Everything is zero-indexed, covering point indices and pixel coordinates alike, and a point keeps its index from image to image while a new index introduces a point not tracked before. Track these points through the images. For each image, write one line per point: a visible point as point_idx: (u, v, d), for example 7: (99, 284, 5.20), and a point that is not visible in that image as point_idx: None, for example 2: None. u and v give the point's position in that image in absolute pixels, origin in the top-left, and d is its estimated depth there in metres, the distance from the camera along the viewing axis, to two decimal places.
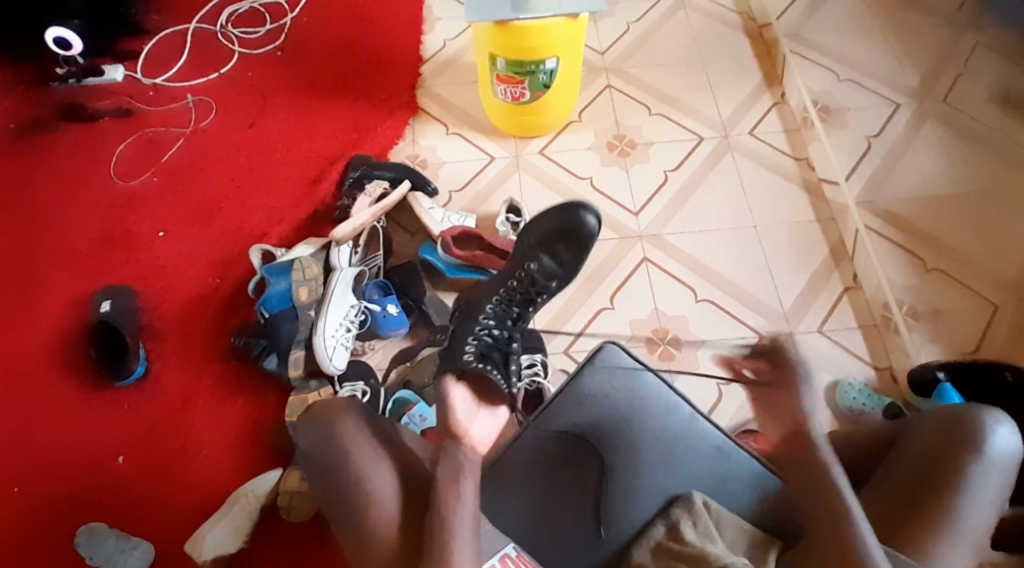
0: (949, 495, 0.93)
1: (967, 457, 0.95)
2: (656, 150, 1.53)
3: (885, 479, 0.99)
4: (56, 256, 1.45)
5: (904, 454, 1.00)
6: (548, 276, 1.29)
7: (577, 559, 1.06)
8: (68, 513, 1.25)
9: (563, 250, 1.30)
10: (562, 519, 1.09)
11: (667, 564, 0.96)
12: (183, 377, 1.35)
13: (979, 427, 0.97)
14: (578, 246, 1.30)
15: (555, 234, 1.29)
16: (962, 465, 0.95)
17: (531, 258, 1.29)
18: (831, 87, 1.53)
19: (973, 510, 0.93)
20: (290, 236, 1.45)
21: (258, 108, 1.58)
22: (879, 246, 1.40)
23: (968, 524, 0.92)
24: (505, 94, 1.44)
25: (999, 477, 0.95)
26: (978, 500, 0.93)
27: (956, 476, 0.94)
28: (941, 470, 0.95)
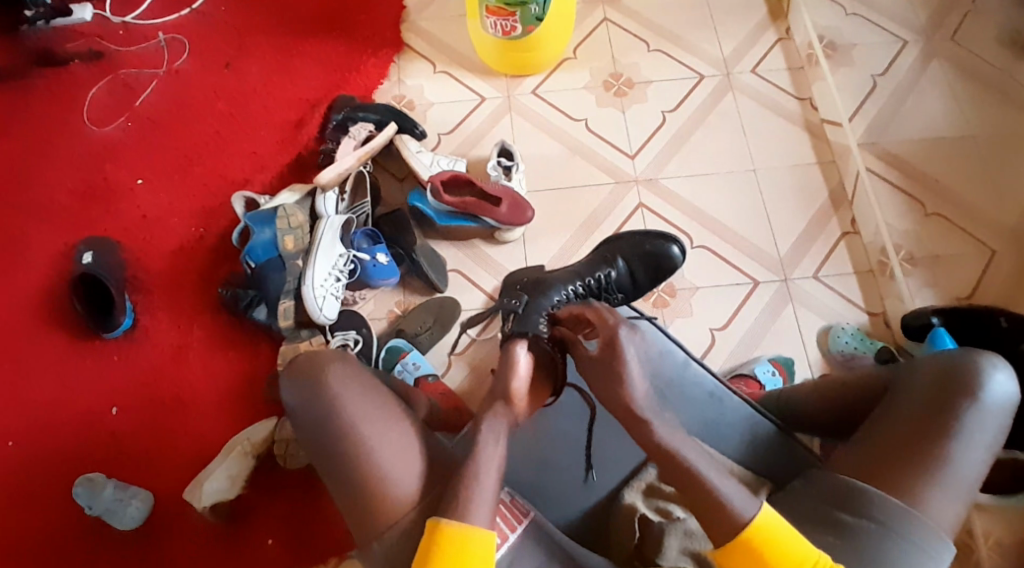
0: (943, 442, 0.93)
1: (962, 403, 0.94)
2: (654, 90, 1.47)
3: (877, 425, 0.98)
4: (32, 209, 1.40)
5: (896, 400, 0.98)
6: (619, 287, 1.28)
7: (568, 502, 1.14)
8: (65, 467, 1.25)
9: (641, 268, 1.29)
10: (556, 465, 1.16)
11: (661, 505, 1.07)
12: (172, 330, 1.33)
13: (974, 374, 0.96)
14: (658, 277, 1.29)
15: (649, 256, 1.29)
16: (956, 410, 0.94)
17: (609, 264, 1.28)
18: (838, 22, 1.48)
19: (966, 453, 0.92)
20: (273, 183, 1.40)
21: (233, 46, 1.50)
22: (879, 187, 1.37)
23: (959, 471, 0.92)
24: (495, 28, 1.37)
25: (994, 421, 0.94)
26: (972, 443, 0.93)
27: (950, 421, 0.94)
28: (936, 415, 0.94)
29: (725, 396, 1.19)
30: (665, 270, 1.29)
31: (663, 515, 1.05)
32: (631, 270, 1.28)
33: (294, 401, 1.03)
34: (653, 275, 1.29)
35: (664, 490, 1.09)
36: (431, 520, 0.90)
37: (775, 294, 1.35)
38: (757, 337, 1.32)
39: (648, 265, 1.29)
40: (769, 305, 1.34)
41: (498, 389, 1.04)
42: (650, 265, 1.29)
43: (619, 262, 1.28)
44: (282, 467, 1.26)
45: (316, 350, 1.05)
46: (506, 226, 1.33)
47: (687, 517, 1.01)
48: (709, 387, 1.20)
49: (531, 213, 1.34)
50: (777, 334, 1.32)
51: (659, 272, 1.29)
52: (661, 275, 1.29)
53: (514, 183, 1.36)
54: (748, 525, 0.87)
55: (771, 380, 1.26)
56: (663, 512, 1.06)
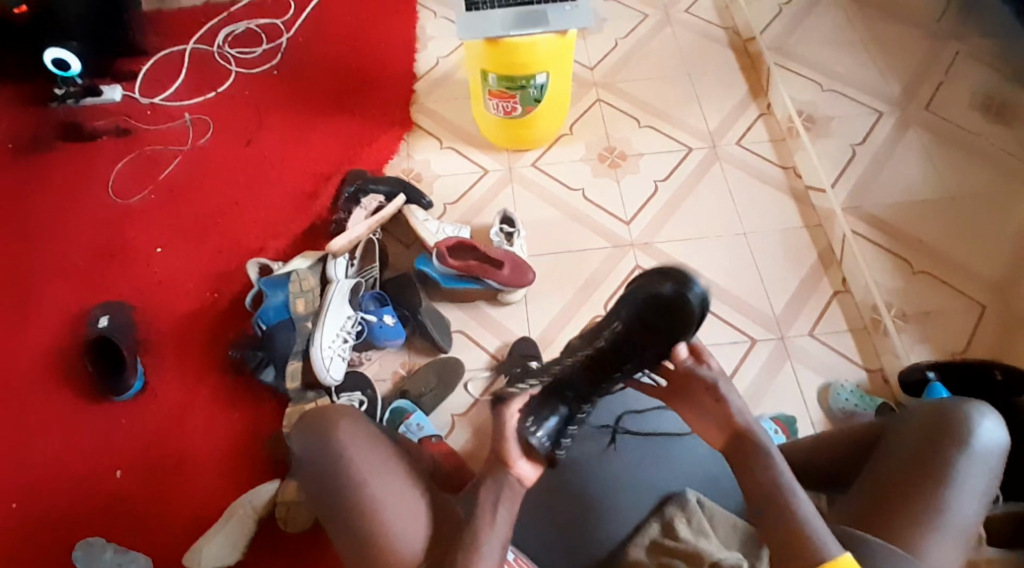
0: (936, 489, 0.93)
1: (953, 450, 0.95)
2: (646, 161, 1.56)
3: (872, 476, 0.99)
4: (54, 273, 1.46)
5: (889, 450, 0.99)
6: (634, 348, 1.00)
7: (580, 556, 1.08)
8: (64, 528, 1.24)
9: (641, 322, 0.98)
10: (566, 521, 1.11)
11: (664, 560, 0.98)
12: (181, 390, 1.35)
13: (963, 421, 0.97)
14: (671, 320, 0.96)
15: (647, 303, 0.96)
16: (948, 457, 0.95)
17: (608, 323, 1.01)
18: (816, 97, 1.60)
19: (960, 502, 0.92)
20: (286, 250, 1.47)
21: (255, 126, 1.61)
22: (866, 249, 1.42)
23: (955, 517, 0.92)
24: (497, 109, 1.48)
25: (986, 468, 0.94)
26: (964, 493, 0.93)
27: (942, 468, 0.94)
28: (928, 464, 0.95)
29: (726, 452, 1.17)
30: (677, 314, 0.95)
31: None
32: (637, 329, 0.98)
33: (304, 453, 1.04)
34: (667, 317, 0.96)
35: (667, 543, 1.00)
36: None
37: (773, 352, 1.37)
38: (758, 396, 1.33)
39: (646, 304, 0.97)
40: (766, 362, 1.36)
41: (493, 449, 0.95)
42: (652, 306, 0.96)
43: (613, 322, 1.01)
44: (283, 532, 1.25)
45: (324, 405, 1.06)
46: (508, 288, 1.38)
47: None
48: (710, 446, 1.18)
49: (532, 274, 1.39)
50: (778, 393, 1.34)
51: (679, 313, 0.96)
52: (673, 320, 0.96)
53: (516, 247, 1.42)
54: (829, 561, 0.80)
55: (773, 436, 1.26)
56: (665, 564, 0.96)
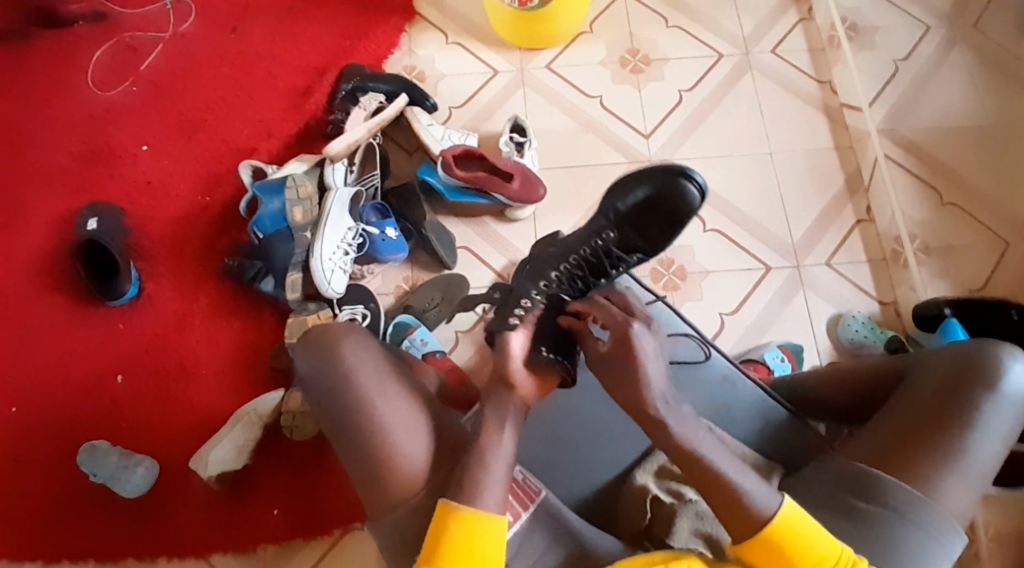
0: (958, 431, 0.90)
1: (979, 392, 0.92)
2: (671, 68, 1.44)
3: (890, 411, 0.96)
4: (36, 172, 1.38)
5: (910, 387, 0.96)
6: (628, 249, 1.18)
7: (585, 477, 1.11)
8: (70, 432, 1.25)
9: (638, 224, 1.17)
10: (572, 448, 1.13)
11: (672, 486, 1.03)
12: (178, 298, 1.32)
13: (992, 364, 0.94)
14: (671, 223, 1.16)
15: (648, 205, 1.16)
16: (974, 400, 0.91)
17: (604, 229, 1.17)
18: (863, 3, 1.45)
19: (982, 445, 0.90)
20: (281, 153, 1.38)
21: (242, 10, 1.47)
22: (897, 175, 1.35)
23: (974, 461, 0.90)
24: (511, 0, 1.32)
25: (1010, 411, 0.92)
26: (987, 435, 0.91)
27: (966, 410, 0.91)
28: (953, 404, 0.92)
29: (738, 380, 1.17)
30: (680, 212, 1.15)
31: (676, 496, 1.01)
32: (641, 231, 1.17)
33: (307, 370, 1.01)
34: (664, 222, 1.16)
35: (674, 470, 1.05)
36: (442, 503, 0.87)
37: (785, 281, 1.33)
38: (768, 321, 1.31)
39: (645, 205, 1.16)
40: (778, 292, 1.33)
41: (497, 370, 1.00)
42: (651, 208, 1.16)
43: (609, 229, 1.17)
44: (289, 438, 1.26)
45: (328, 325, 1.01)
46: (517, 202, 1.31)
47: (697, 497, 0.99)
48: (722, 370, 1.18)
49: (543, 190, 1.32)
50: (785, 320, 1.31)
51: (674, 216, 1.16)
52: (675, 220, 1.16)
53: (526, 159, 1.34)
54: (769, 522, 0.82)
55: (780, 366, 1.25)
56: (673, 491, 1.02)
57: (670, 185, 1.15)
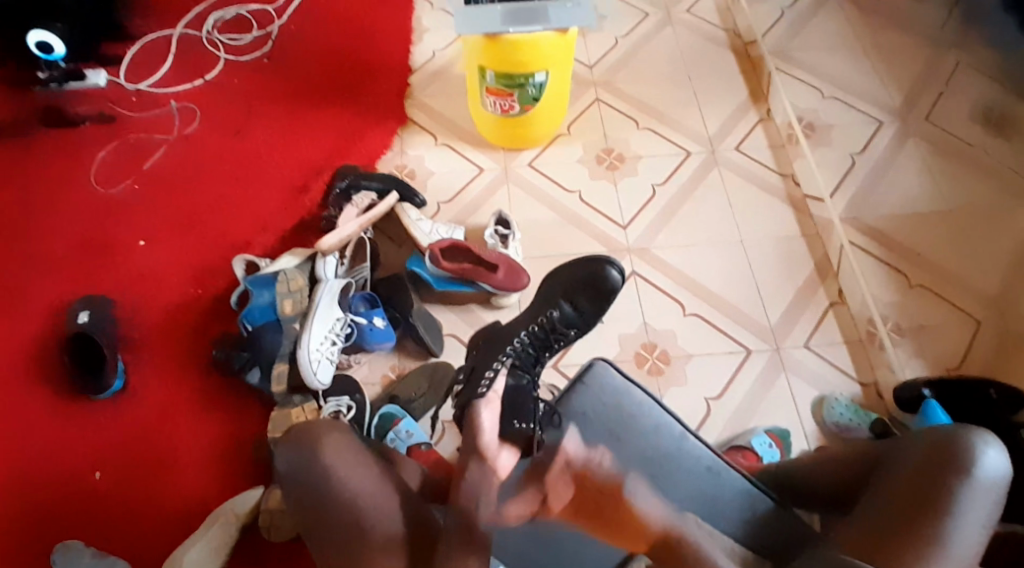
0: (937, 520, 0.90)
1: (955, 480, 0.92)
2: (644, 164, 1.53)
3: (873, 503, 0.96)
4: (32, 264, 1.41)
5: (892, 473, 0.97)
6: (569, 325, 1.26)
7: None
8: (40, 529, 1.20)
9: (580, 299, 1.27)
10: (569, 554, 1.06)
11: None
12: (163, 390, 1.31)
13: (966, 451, 0.94)
14: (602, 301, 1.28)
15: (580, 284, 1.27)
16: (949, 489, 0.92)
17: (551, 304, 1.26)
18: (817, 104, 1.58)
19: (962, 531, 0.90)
20: (274, 247, 1.43)
21: (243, 116, 1.56)
22: (863, 260, 1.42)
23: (958, 549, 0.89)
24: (494, 106, 1.44)
25: (988, 499, 0.92)
26: (965, 522, 0.90)
27: (944, 497, 0.91)
28: (932, 493, 0.92)
29: (722, 470, 1.12)
30: (607, 294, 1.27)
31: None
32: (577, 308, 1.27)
33: (289, 471, 0.98)
34: (599, 303, 1.27)
35: None
36: None
37: (768, 364, 1.35)
38: (752, 408, 1.32)
39: (579, 286, 1.27)
40: (761, 374, 1.34)
41: (469, 447, 1.06)
42: (585, 289, 1.27)
43: (562, 301, 1.26)
44: (266, 539, 1.21)
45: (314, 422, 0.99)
46: (502, 291, 1.35)
47: None
48: (706, 460, 1.13)
49: (526, 278, 1.36)
50: (771, 404, 1.32)
51: (603, 295, 1.27)
52: (605, 298, 1.27)
53: (511, 250, 1.39)
54: None
55: (768, 452, 1.24)
56: None
57: (596, 269, 1.27)
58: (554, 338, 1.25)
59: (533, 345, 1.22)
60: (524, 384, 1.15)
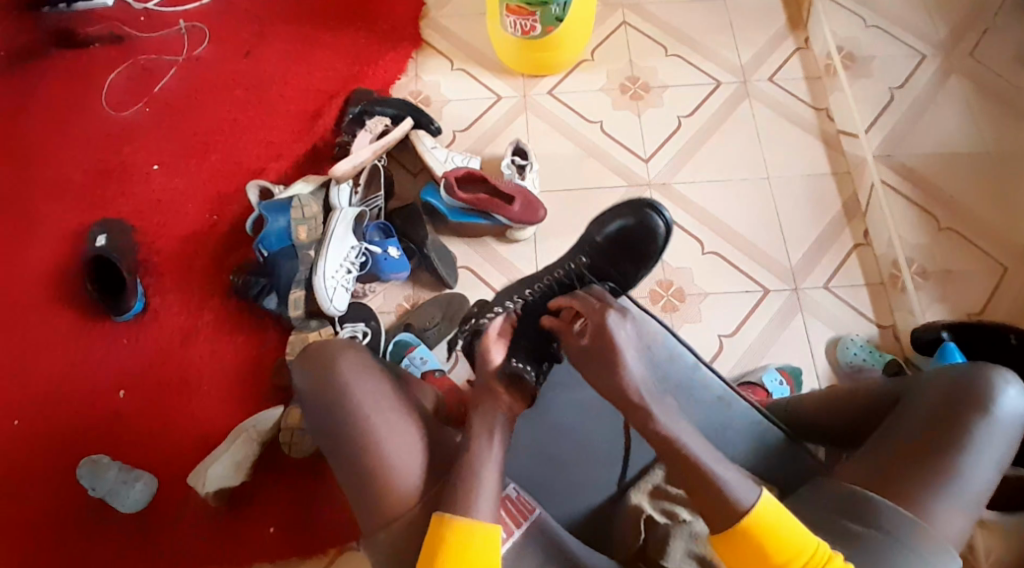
0: (949, 455, 0.88)
1: (972, 417, 0.90)
2: (670, 94, 1.47)
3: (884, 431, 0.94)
4: (49, 189, 1.41)
5: (907, 405, 0.95)
6: (600, 279, 1.18)
7: (578, 494, 1.03)
8: (69, 446, 1.25)
9: (615, 253, 1.18)
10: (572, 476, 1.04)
11: (666, 505, 0.97)
12: (181, 315, 1.33)
13: (987, 389, 0.92)
14: (640, 260, 1.17)
15: (619, 237, 1.18)
16: (966, 424, 0.90)
17: (583, 255, 1.20)
18: (860, 34, 1.46)
19: (974, 468, 0.88)
20: (288, 174, 1.41)
21: (255, 35, 1.52)
22: (894, 200, 1.36)
23: (966, 483, 0.88)
24: (514, 27, 1.38)
25: (1004, 440, 0.90)
26: (979, 461, 0.89)
27: (963, 437, 0.89)
28: (946, 428, 0.90)
29: (731, 400, 1.10)
30: (645, 246, 1.16)
31: (669, 516, 0.95)
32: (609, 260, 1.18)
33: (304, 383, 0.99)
34: (635, 257, 1.17)
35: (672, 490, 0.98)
36: (436, 516, 0.85)
37: (785, 303, 1.33)
38: (767, 349, 1.30)
39: (617, 236, 1.18)
40: (778, 313, 1.33)
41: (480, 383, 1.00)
42: (623, 241, 1.17)
43: (595, 253, 1.19)
44: (287, 456, 1.25)
45: (324, 342, 0.99)
46: (517, 224, 1.33)
47: (692, 517, 0.93)
48: (716, 390, 1.11)
49: (543, 212, 1.34)
50: (786, 346, 1.31)
51: (643, 250, 1.17)
52: (644, 253, 1.17)
53: (527, 181, 1.36)
54: (750, 512, 0.81)
55: (778, 388, 1.24)
56: (668, 512, 0.96)
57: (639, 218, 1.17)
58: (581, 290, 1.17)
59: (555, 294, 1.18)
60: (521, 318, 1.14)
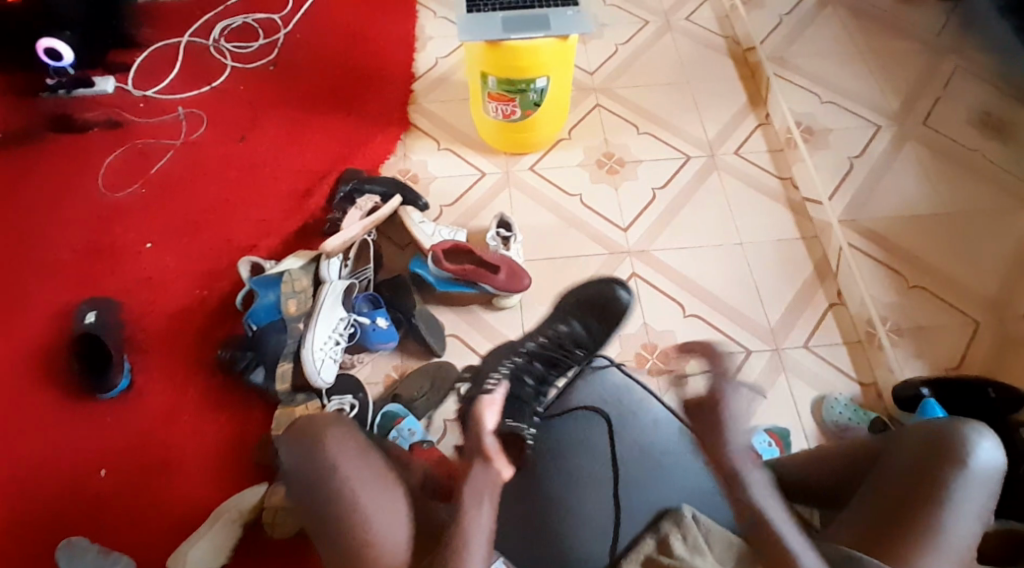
0: (932, 507, 0.91)
1: (947, 470, 0.93)
2: (643, 168, 1.55)
3: (868, 491, 0.97)
4: (41, 267, 1.43)
5: (885, 463, 0.98)
6: (578, 343, 1.32)
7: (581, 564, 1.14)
8: (45, 526, 1.21)
9: (590, 319, 1.35)
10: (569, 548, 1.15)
11: None
12: (169, 390, 1.33)
13: (957, 442, 0.94)
14: (609, 324, 1.36)
15: (585, 305, 1.36)
16: (943, 477, 0.92)
17: (562, 322, 1.34)
18: (815, 109, 1.60)
19: (958, 521, 0.90)
20: (279, 249, 1.45)
21: (250, 122, 1.59)
22: (862, 262, 1.42)
23: (952, 536, 0.89)
24: (496, 112, 1.46)
25: (983, 491, 0.92)
26: (962, 513, 0.90)
27: (939, 491, 0.91)
28: (924, 483, 0.93)
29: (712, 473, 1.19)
30: (613, 314, 1.36)
31: None
32: (584, 326, 1.33)
33: (293, 462, 0.99)
34: (604, 323, 1.35)
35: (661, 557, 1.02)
36: None
37: (767, 364, 1.35)
38: (754, 406, 1.32)
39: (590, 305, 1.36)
40: (761, 373, 1.34)
41: (473, 449, 1.11)
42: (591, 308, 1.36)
43: (571, 320, 1.34)
44: (270, 536, 1.21)
45: (314, 417, 1.01)
46: (504, 292, 1.37)
47: None
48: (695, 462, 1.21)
49: (528, 280, 1.37)
50: (773, 404, 1.32)
51: (609, 317, 1.36)
52: (611, 320, 1.36)
53: (512, 252, 1.40)
54: None
55: (768, 450, 1.23)
56: None
57: (603, 290, 1.38)
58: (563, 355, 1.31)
59: (539, 360, 1.29)
60: (526, 388, 1.25)
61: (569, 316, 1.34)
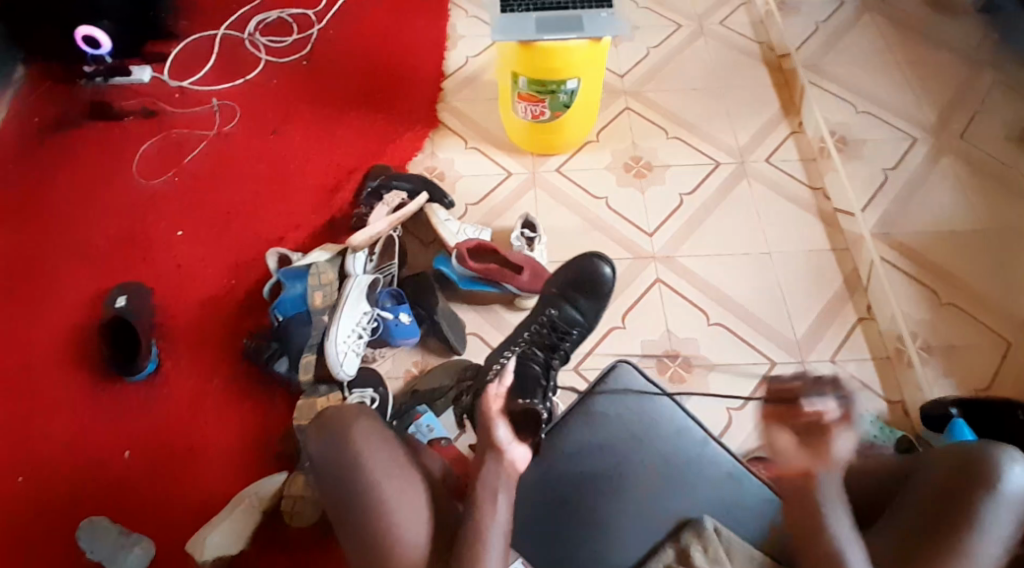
0: (960, 531, 0.88)
1: (980, 496, 0.90)
2: (671, 173, 1.55)
3: (895, 513, 0.95)
4: (75, 251, 1.46)
5: (916, 486, 0.95)
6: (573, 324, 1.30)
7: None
8: (71, 506, 1.24)
9: (573, 299, 1.31)
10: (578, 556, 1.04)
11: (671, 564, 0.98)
12: (194, 377, 1.35)
13: (989, 465, 0.92)
14: (592, 299, 1.32)
15: (571, 284, 1.32)
16: (974, 502, 0.90)
17: (551, 304, 1.31)
18: (849, 119, 1.58)
19: (986, 547, 0.88)
20: (306, 243, 1.47)
21: (282, 116, 1.61)
22: (894, 277, 1.39)
23: (978, 561, 0.87)
24: (525, 112, 1.46)
25: (1014, 518, 0.89)
26: (990, 539, 0.88)
27: (968, 516, 0.89)
28: (954, 508, 0.90)
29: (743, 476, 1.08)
30: (597, 289, 1.32)
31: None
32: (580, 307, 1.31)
33: (318, 456, 1.00)
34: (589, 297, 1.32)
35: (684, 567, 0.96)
36: None
37: (791, 377, 1.34)
38: None
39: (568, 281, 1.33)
40: None
41: (483, 443, 1.04)
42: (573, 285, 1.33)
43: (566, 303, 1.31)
44: (290, 525, 1.22)
45: (341, 407, 1.01)
46: (526, 293, 1.37)
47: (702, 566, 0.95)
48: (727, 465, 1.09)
49: None
50: None
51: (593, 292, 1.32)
52: (595, 293, 1.32)
53: (536, 253, 1.40)
54: None
55: None
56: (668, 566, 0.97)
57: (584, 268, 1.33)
58: (562, 336, 1.29)
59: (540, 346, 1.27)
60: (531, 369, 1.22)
61: (556, 299, 1.31)
